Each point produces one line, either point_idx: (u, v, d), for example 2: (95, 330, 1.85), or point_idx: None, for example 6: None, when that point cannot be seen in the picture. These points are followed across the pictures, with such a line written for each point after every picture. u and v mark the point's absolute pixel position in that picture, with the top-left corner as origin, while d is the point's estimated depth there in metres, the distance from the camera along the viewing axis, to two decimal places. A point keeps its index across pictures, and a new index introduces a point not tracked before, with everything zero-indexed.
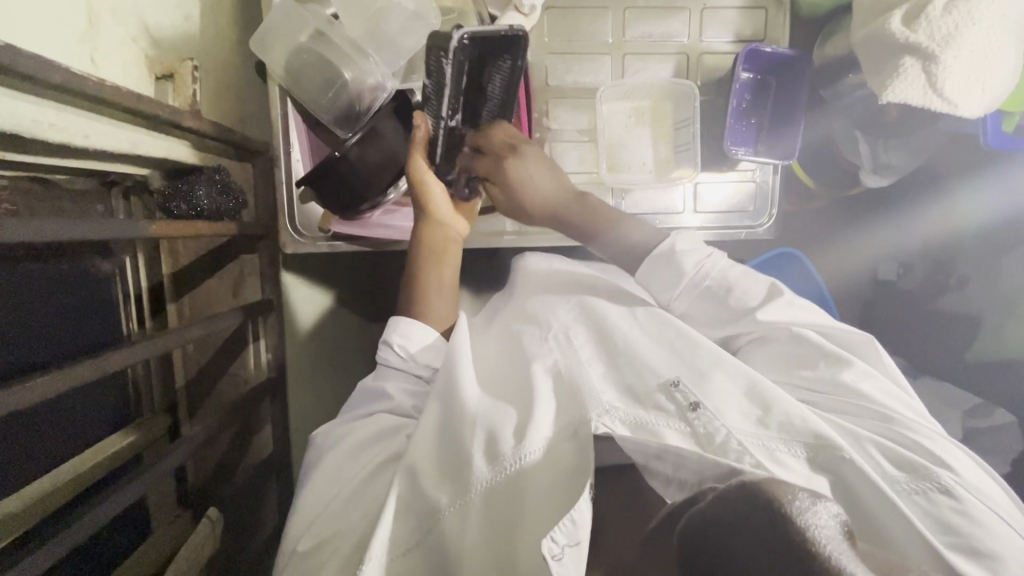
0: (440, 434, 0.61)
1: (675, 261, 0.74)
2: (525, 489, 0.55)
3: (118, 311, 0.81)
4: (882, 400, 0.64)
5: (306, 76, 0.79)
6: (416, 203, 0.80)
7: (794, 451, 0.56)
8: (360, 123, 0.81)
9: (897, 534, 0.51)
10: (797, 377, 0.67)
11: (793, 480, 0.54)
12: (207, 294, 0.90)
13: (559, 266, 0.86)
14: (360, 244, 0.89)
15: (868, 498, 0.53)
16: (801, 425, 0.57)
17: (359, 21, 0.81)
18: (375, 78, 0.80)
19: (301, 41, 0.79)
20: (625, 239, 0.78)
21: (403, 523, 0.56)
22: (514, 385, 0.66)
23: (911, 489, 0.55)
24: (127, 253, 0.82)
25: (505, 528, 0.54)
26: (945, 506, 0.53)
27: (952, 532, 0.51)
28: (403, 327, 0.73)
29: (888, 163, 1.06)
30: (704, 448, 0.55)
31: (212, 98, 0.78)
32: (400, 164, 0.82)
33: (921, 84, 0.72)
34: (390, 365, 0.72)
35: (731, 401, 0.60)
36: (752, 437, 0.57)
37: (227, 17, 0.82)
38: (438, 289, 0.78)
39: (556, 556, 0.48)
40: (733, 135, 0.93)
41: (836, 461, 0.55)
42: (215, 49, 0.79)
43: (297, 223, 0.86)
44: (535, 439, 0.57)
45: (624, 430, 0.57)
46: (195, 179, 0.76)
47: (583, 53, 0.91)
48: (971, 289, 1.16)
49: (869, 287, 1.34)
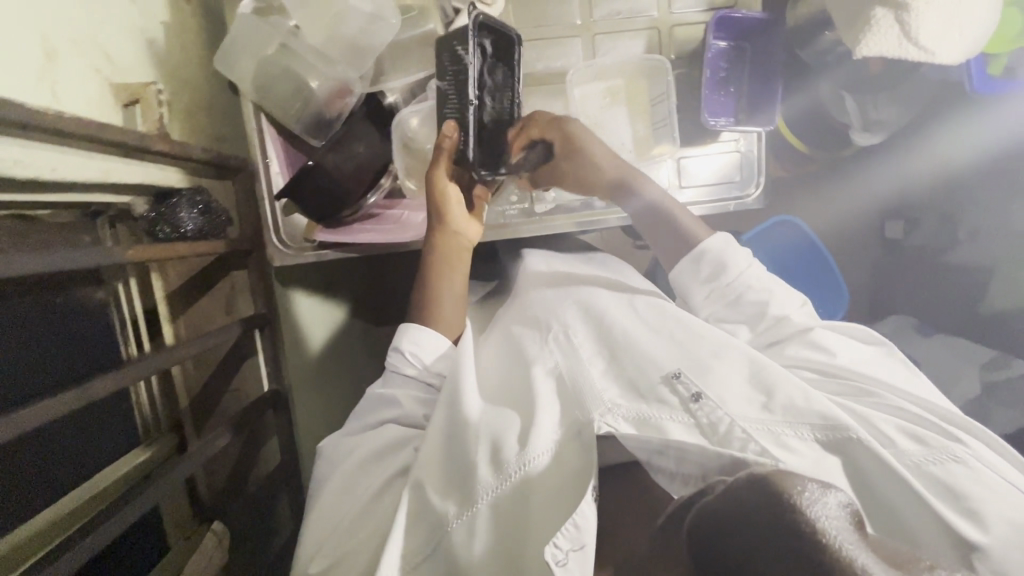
0: (449, 442, 0.62)
1: (725, 258, 0.77)
2: (530, 496, 0.57)
3: (116, 336, 0.81)
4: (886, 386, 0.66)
5: (276, 89, 0.80)
6: (432, 212, 0.76)
7: (801, 434, 0.59)
8: (332, 130, 0.82)
9: (906, 509, 0.54)
10: (798, 365, 0.70)
11: (800, 461, 0.56)
12: (203, 313, 0.90)
13: (559, 266, 0.88)
14: (349, 251, 0.90)
15: (876, 474, 0.56)
16: (806, 405, 0.60)
17: (320, 28, 0.76)
18: (342, 84, 0.80)
19: (266, 54, 0.78)
20: (682, 228, 0.81)
21: (412, 537, 0.57)
22: (515, 393, 0.67)
23: (919, 462, 0.57)
24: (119, 279, 0.81)
25: (514, 536, 0.56)
26: (955, 472, 0.55)
27: (959, 498, 0.53)
28: (414, 334, 0.72)
29: (879, 120, 1.06)
30: (710, 437, 0.58)
31: (183, 121, 0.78)
32: (378, 167, 0.85)
33: (895, 35, 0.69)
34: (400, 371, 0.71)
35: (737, 390, 0.63)
36: (757, 423, 0.59)
37: (193, 37, 0.82)
38: (448, 297, 0.76)
39: (561, 561, 0.50)
40: (710, 106, 0.92)
41: (843, 441, 0.58)
42: (184, 71, 0.80)
43: (283, 235, 0.88)
44: (541, 444, 0.59)
45: (628, 428, 0.59)
46: (177, 202, 0.78)
47: (553, 37, 0.90)
48: (979, 240, 1.15)
49: (877, 245, 1.36)
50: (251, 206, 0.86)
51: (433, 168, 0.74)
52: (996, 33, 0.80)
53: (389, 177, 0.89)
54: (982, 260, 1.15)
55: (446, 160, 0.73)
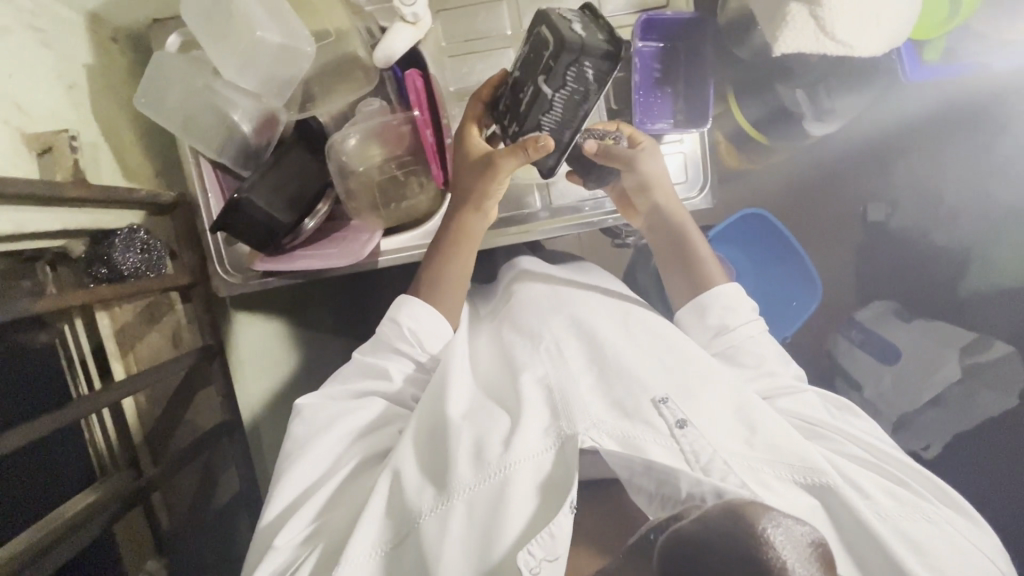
0: (431, 436, 0.71)
1: (734, 300, 0.83)
2: (507, 490, 0.63)
3: (65, 377, 0.81)
4: (860, 437, 0.76)
5: (199, 122, 0.79)
6: (477, 193, 0.80)
7: (780, 476, 0.68)
8: (261, 158, 0.82)
9: (866, 548, 0.65)
10: (783, 408, 0.79)
11: (778, 499, 0.65)
12: (149, 347, 0.89)
13: (542, 268, 0.94)
14: (288, 277, 0.90)
15: (845, 516, 0.66)
16: (787, 446, 0.69)
17: (233, 60, 0.75)
18: (269, 113, 0.80)
19: (187, 89, 0.78)
20: (703, 275, 0.86)
21: (387, 525, 0.66)
22: (503, 392, 0.75)
23: (885, 510, 0.68)
24: (63, 321, 0.82)
25: (485, 528, 0.62)
26: (912, 523, 0.67)
27: (915, 545, 0.65)
28: (412, 310, 0.80)
29: (832, 109, 1.04)
30: (692, 465, 0.64)
31: (113, 160, 0.79)
32: (312, 194, 0.85)
33: (811, 30, 0.68)
34: (397, 346, 0.80)
35: (726, 426, 0.71)
36: (740, 459, 0.68)
37: (119, 76, 0.83)
38: (450, 285, 0.83)
39: (533, 567, 0.58)
40: (643, 108, 0.91)
41: (821, 484, 0.67)
42: (111, 111, 0.80)
43: (226, 264, 0.88)
44: (519, 448, 0.66)
45: (612, 445, 0.65)
46: (112, 243, 0.79)
47: (483, 50, 0.90)
48: (961, 221, 1.23)
49: (861, 230, 1.33)
50: (194, 240, 0.87)
51: (501, 160, 0.75)
52: (920, 21, 0.83)
53: (327, 201, 0.90)
54: (959, 244, 1.24)
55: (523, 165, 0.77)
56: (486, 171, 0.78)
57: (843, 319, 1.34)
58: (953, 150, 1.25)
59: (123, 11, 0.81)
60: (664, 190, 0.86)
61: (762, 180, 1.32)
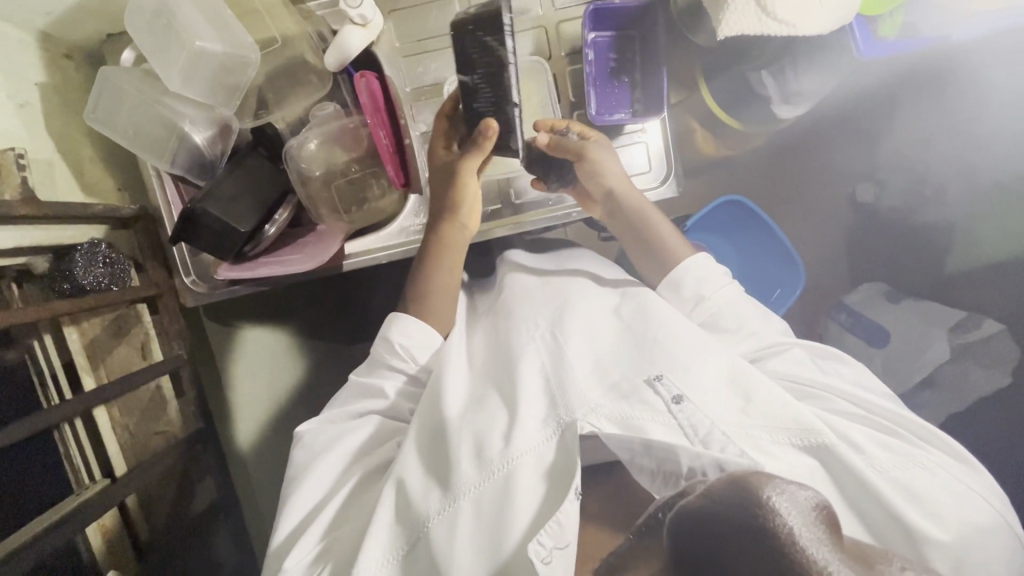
0: (432, 438, 0.71)
1: (702, 269, 0.83)
2: (514, 486, 0.63)
3: (36, 391, 0.82)
4: (859, 391, 0.74)
5: (151, 134, 0.80)
6: (449, 199, 0.82)
7: (778, 440, 0.67)
8: (215, 170, 0.82)
9: (869, 506, 0.64)
10: (776, 369, 0.77)
11: (777, 463, 0.64)
12: (123, 360, 0.90)
13: (533, 261, 0.93)
14: (256, 283, 0.90)
15: (846, 478, 0.65)
16: (781, 411, 0.68)
17: (177, 70, 0.76)
18: (221, 122, 0.81)
19: (136, 102, 0.79)
20: (668, 255, 0.86)
21: (394, 528, 0.66)
22: (500, 380, 0.74)
23: (887, 465, 0.66)
24: (32, 337, 0.82)
25: (493, 525, 0.62)
26: (910, 474, 0.65)
27: (918, 500, 0.63)
28: (403, 325, 0.80)
29: (800, 91, 1.03)
30: (691, 439, 0.63)
31: (71, 178, 0.80)
32: (271, 201, 0.84)
33: (752, 11, 0.72)
34: (391, 361, 0.80)
35: (720, 396, 0.69)
36: (736, 427, 0.66)
37: (77, 95, 0.84)
38: (437, 292, 0.83)
39: (545, 558, 0.57)
40: (601, 101, 0.92)
41: (820, 447, 0.66)
42: (69, 129, 0.81)
43: (192, 274, 0.90)
44: (521, 440, 0.66)
45: (611, 428, 0.65)
46: (74, 259, 0.80)
47: (436, 49, 0.91)
48: (949, 198, 1.20)
49: (850, 213, 1.29)
50: (158, 252, 0.88)
51: (466, 158, 0.78)
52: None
53: (288, 206, 0.88)
54: (942, 221, 1.22)
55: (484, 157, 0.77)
56: (451, 175, 0.79)
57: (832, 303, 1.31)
58: (932, 119, 1.23)
59: (76, 30, 0.82)
60: (613, 176, 0.85)
61: (744, 165, 1.29)
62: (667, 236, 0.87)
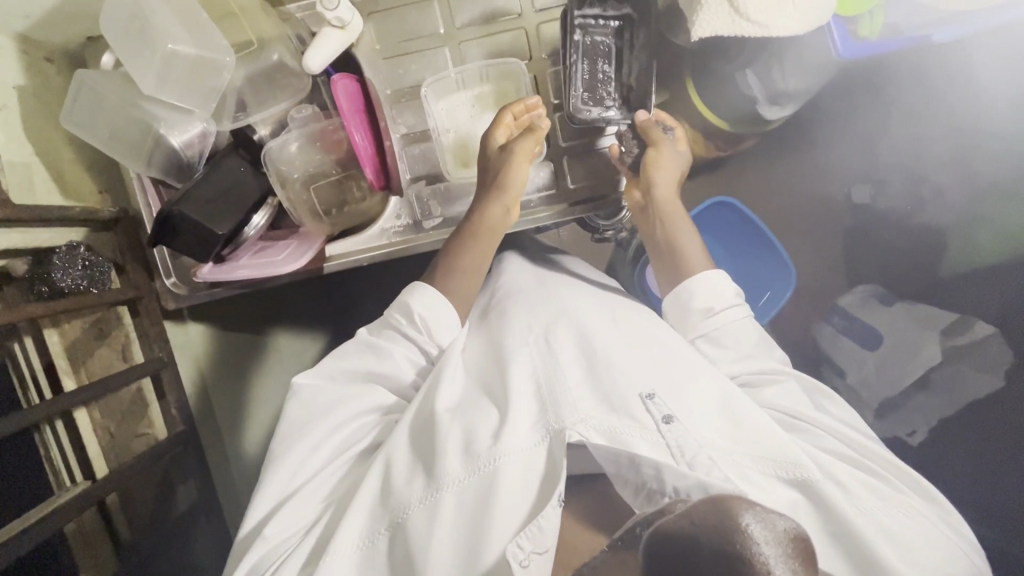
0: (418, 433, 0.70)
1: (717, 286, 0.79)
2: (497, 487, 0.63)
3: (15, 392, 0.81)
4: (849, 429, 0.73)
5: (131, 137, 0.81)
6: (495, 176, 0.83)
7: (761, 469, 0.65)
8: (193, 172, 0.83)
9: (848, 547, 0.63)
10: (769, 398, 0.75)
11: (757, 494, 0.63)
12: (105, 362, 0.90)
13: (533, 267, 0.93)
14: (237, 286, 0.91)
15: (826, 513, 0.64)
16: (769, 440, 0.66)
17: (151, 75, 0.76)
18: (200, 125, 0.81)
19: (115, 107, 0.80)
20: (681, 264, 0.82)
21: (371, 520, 0.65)
22: (492, 383, 0.74)
23: (869, 504, 0.65)
24: (13, 339, 0.82)
25: (477, 521, 0.62)
26: (888, 514, 0.65)
27: (894, 542, 0.63)
28: (426, 299, 0.77)
29: (787, 91, 1.02)
30: (677, 459, 0.63)
31: (50, 181, 0.80)
32: (251, 203, 0.84)
33: (726, 11, 0.72)
34: (407, 333, 0.78)
35: (706, 420, 0.68)
36: (721, 453, 0.65)
37: (57, 97, 0.84)
38: (462, 268, 0.81)
39: (522, 560, 0.58)
40: None
41: (806, 478, 0.65)
42: (49, 131, 0.81)
43: (174, 277, 0.92)
44: (509, 440, 0.65)
45: (599, 439, 0.64)
46: (54, 260, 0.79)
47: (415, 51, 0.91)
48: (947, 197, 1.15)
49: (848, 213, 1.31)
50: (139, 253, 0.90)
51: (523, 140, 0.83)
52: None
53: (267, 209, 0.88)
54: (936, 225, 1.19)
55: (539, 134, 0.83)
56: (503, 150, 0.83)
57: (828, 306, 1.31)
58: (937, 122, 1.17)
59: (55, 32, 0.82)
60: (668, 177, 0.85)
61: (738, 168, 1.32)
62: (688, 251, 0.83)
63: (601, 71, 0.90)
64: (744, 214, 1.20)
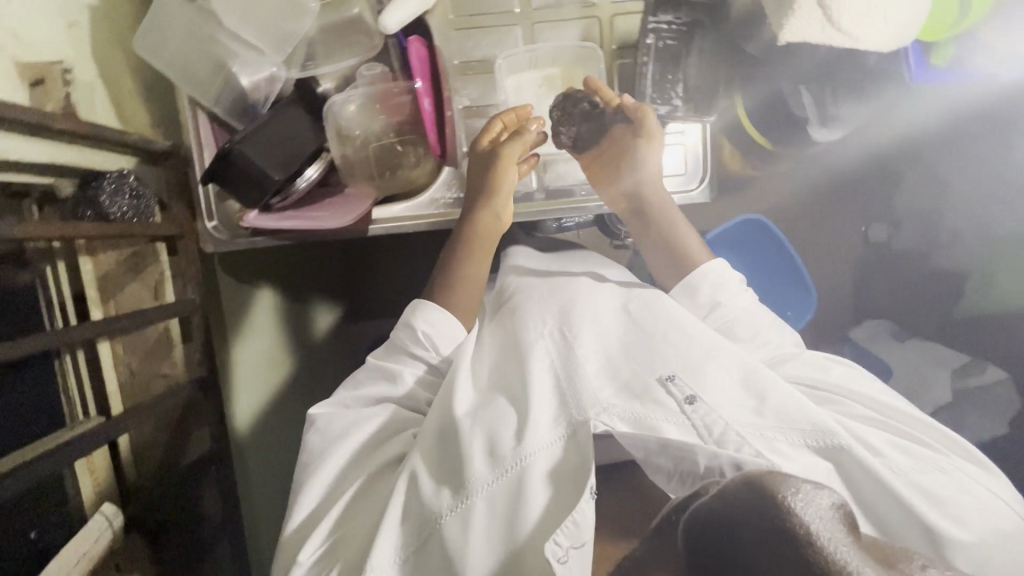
0: (441, 440, 0.68)
1: (727, 274, 0.82)
2: (527, 483, 0.62)
3: (40, 314, 0.79)
4: (872, 393, 0.74)
5: (199, 73, 0.80)
6: (486, 182, 0.83)
7: (791, 440, 0.65)
8: (254, 114, 0.82)
9: (891, 516, 0.63)
10: (790, 372, 0.76)
11: (793, 466, 0.63)
12: (135, 297, 0.87)
13: (541, 265, 0.91)
14: (281, 236, 0.90)
15: (865, 482, 0.64)
16: (797, 412, 0.67)
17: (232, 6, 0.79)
18: (269, 68, 0.81)
19: (188, 40, 0.79)
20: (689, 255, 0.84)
21: (406, 526, 0.64)
22: (509, 376, 0.73)
23: (906, 468, 0.65)
24: (46, 262, 0.80)
25: (507, 522, 0.60)
26: (927, 474, 0.65)
27: (939, 503, 0.62)
28: (431, 315, 0.78)
29: (838, 116, 1.03)
30: (704, 438, 0.63)
31: (110, 106, 0.79)
32: (305, 156, 0.83)
33: (817, 21, 0.74)
34: (415, 352, 0.78)
35: (730, 394, 0.68)
36: (750, 427, 0.65)
37: (125, 23, 0.83)
38: (463, 278, 0.83)
39: (561, 558, 0.55)
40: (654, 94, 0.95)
41: (836, 451, 0.65)
42: (113, 55, 0.80)
43: (216, 219, 0.90)
44: (532, 440, 0.64)
45: (624, 427, 0.64)
46: (103, 185, 0.77)
47: (487, 26, 0.91)
48: (961, 242, 1.16)
49: (862, 247, 1.33)
50: (184, 192, 0.89)
51: (508, 146, 0.83)
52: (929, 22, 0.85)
53: (320, 163, 0.87)
54: (962, 264, 1.17)
55: (527, 138, 0.84)
56: (490, 154, 0.84)
57: (836, 336, 1.33)
58: None
59: None
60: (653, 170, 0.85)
61: (765, 187, 1.32)
62: (691, 246, 0.84)
63: (670, 75, 0.92)
64: (773, 236, 1.20)
